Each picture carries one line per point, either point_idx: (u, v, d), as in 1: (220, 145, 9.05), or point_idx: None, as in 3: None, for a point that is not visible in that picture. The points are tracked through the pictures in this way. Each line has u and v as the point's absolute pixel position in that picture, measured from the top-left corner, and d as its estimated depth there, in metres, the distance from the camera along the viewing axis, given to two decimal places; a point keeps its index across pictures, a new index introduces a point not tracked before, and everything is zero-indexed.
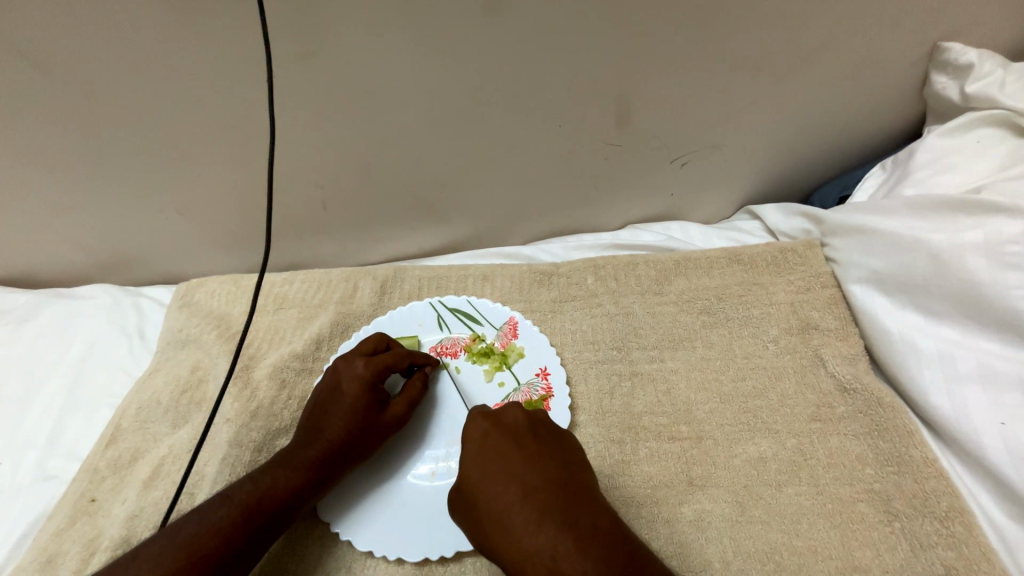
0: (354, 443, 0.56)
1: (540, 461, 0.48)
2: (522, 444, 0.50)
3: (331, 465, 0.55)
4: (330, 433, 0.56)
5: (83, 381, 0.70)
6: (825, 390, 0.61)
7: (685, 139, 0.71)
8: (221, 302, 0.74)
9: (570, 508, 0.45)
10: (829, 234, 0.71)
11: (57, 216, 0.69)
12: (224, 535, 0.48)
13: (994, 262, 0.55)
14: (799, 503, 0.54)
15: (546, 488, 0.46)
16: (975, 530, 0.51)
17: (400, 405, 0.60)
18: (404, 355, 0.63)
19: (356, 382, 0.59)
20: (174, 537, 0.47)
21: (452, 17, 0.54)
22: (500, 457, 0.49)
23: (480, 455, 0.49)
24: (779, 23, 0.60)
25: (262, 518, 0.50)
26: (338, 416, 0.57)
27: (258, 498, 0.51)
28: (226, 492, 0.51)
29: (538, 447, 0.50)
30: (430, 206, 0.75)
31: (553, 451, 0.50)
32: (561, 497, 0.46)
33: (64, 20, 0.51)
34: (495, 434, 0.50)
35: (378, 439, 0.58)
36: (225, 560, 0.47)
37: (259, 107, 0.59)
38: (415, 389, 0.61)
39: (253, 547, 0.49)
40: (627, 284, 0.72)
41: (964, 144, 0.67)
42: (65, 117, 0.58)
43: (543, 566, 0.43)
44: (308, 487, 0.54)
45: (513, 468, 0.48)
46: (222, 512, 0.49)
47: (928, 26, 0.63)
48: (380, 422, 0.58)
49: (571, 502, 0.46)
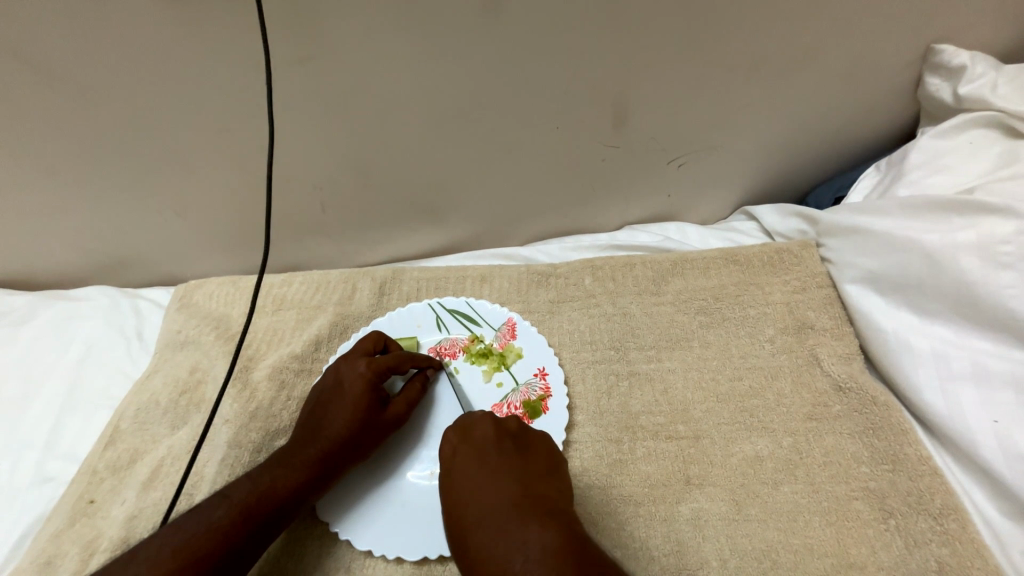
0: (355, 441, 0.57)
1: (500, 473, 0.48)
2: (485, 458, 0.50)
3: (332, 465, 0.55)
4: (330, 431, 0.57)
5: (81, 383, 0.71)
6: (820, 389, 0.62)
7: (681, 139, 0.71)
8: (220, 304, 0.74)
9: (525, 513, 0.44)
10: (824, 234, 0.71)
11: (55, 217, 0.69)
12: (222, 535, 0.48)
13: (988, 261, 0.56)
14: (795, 501, 0.55)
15: (501, 499, 0.46)
16: (969, 527, 0.51)
17: (400, 404, 0.60)
18: (406, 357, 0.63)
19: (359, 382, 0.59)
20: (173, 538, 0.47)
21: (450, 18, 0.54)
22: (461, 473, 0.50)
23: (448, 473, 0.51)
24: (773, 24, 0.61)
25: (261, 517, 0.50)
26: (339, 415, 0.57)
27: (257, 498, 0.51)
28: (225, 492, 0.51)
29: (500, 459, 0.50)
30: (428, 207, 0.75)
31: (518, 463, 0.49)
32: (517, 506, 0.45)
33: (62, 21, 0.51)
34: (461, 452, 0.51)
35: (378, 437, 0.58)
36: (224, 559, 0.47)
37: (257, 109, 0.60)
38: (415, 390, 0.62)
39: (253, 546, 0.49)
40: (624, 284, 0.72)
41: (958, 145, 0.67)
42: (62, 118, 0.58)
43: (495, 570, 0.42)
44: (308, 485, 0.54)
45: (472, 483, 0.48)
46: (221, 511, 0.49)
47: (921, 27, 0.64)
48: (380, 421, 0.58)
49: (528, 509, 0.45)
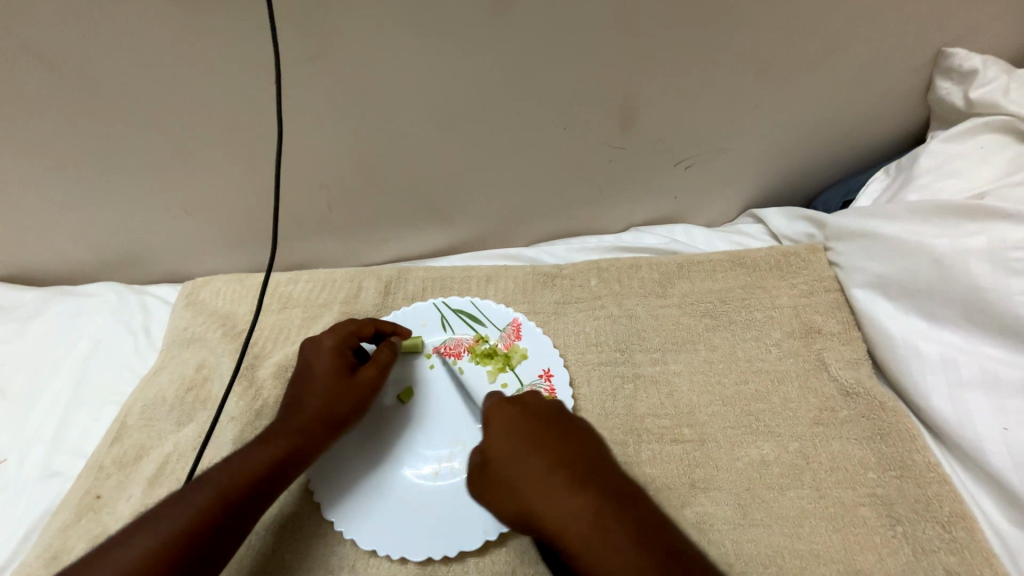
0: (331, 408, 0.57)
1: (571, 436, 0.48)
2: (553, 426, 0.49)
3: (313, 434, 0.56)
4: (306, 405, 0.58)
5: (88, 379, 0.71)
6: (827, 394, 0.61)
7: (689, 141, 0.71)
8: (226, 301, 0.75)
9: (607, 474, 0.45)
10: (832, 238, 0.71)
11: (63, 214, 0.70)
12: (208, 511, 0.47)
13: (999, 268, 0.55)
14: (801, 506, 0.54)
15: (580, 459, 0.45)
16: (977, 534, 0.51)
17: (371, 367, 0.61)
18: (368, 322, 0.65)
19: (325, 353, 0.61)
20: (155, 525, 0.46)
21: (459, 19, 0.54)
22: (534, 436, 0.47)
23: (510, 428, 0.49)
24: (783, 26, 0.60)
25: (244, 490, 0.50)
26: (313, 389, 0.59)
27: (236, 477, 0.50)
28: (204, 475, 0.50)
29: (566, 422, 0.49)
30: (434, 207, 0.75)
31: (583, 429, 0.49)
32: (596, 466, 0.45)
33: (72, 18, 0.51)
34: (521, 413, 0.50)
35: (355, 401, 0.59)
36: (203, 542, 0.46)
37: (265, 107, 0.60)
38: (383, 352, 0.63)
39: (234, 527, 0.49)
40: (630, 286, 0.72)
41: (969, 149, 0.67)
42: (70, 114, 0.59)
43: (588, 525, 0.41)
44: (285, 462, 0.53)
45: (546, 440, 0.47)
46: (200, 495, 0.48)
47: (932, 31, 0.64)
48: (353, 385, 0.59)
49: (608, 472, 0.45)
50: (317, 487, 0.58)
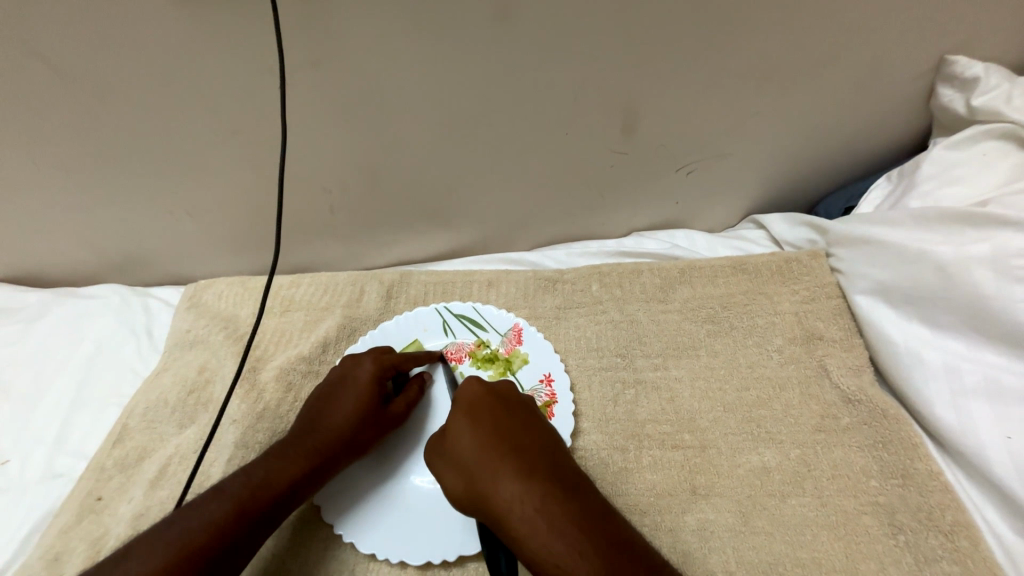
0: (354, 436, 0.57)
1: (529, 429, 0.51)
2: (513, 411, 0.52)
3: (330, 455, 0.56)
4: (330, 424, 0.57)
5: (91, 380, 0.71)
6: (828, 401, 0.61)
7: (691, 147, 0.71)
8: (229, 303, 0.75)
9: (555, 468, 0.48)
10: (834, 244, 0.71)
11: (68, 216, 0.70)
12: (224, 522, 0.48)
13: (1002, 275, 0.55)
14: (802, 513, 0.54)
15: (535, 446, 0.49)
16: (980, 544, 0.51)
17: (400, 403, 0.61)
18: (409, 357, 0.65)
19: (362, 379, 0.61)
20: (162, 533, 0.46)
21: (462, 25, 0.55)
22: (496, 417, 0.51)
23: (472, 411, 0.51)
24: (783, 34, 0.61)
25: (261, 503, 0.51)
26: (341, 409, 0.58)
27: (252, 492, 0.51)
28: (217, 486, 0.51)
29: (527, 416, 0.52)
30: (436, 211, 0.75)
31: (539, 425, 0.52)
32: (546, 459, 0.48)
33: (80, 25, 0.52)
34: (487, 394, 0.53)
35: (378, 433, 0.59)
36: (216, 554, 0.46)
37: (269, 112, 0.60)
38: (412, 391, 0.63)
39: (247, 541, 0.49)
40: (632, 291, 0.72)
41: (971, 156, 0.67)
42: (76, 117, 0.59)
43: (533, 509, 0.45)
44: (301, 480, 0.54)
45: (508, 427, 0.50)
46: (214, 507, 0.49)
47: (934, 39, 0.64)
48: (379, 419, 0.59)
49: (556, 464, 0.48)
50: (321, 493, 0.58)
